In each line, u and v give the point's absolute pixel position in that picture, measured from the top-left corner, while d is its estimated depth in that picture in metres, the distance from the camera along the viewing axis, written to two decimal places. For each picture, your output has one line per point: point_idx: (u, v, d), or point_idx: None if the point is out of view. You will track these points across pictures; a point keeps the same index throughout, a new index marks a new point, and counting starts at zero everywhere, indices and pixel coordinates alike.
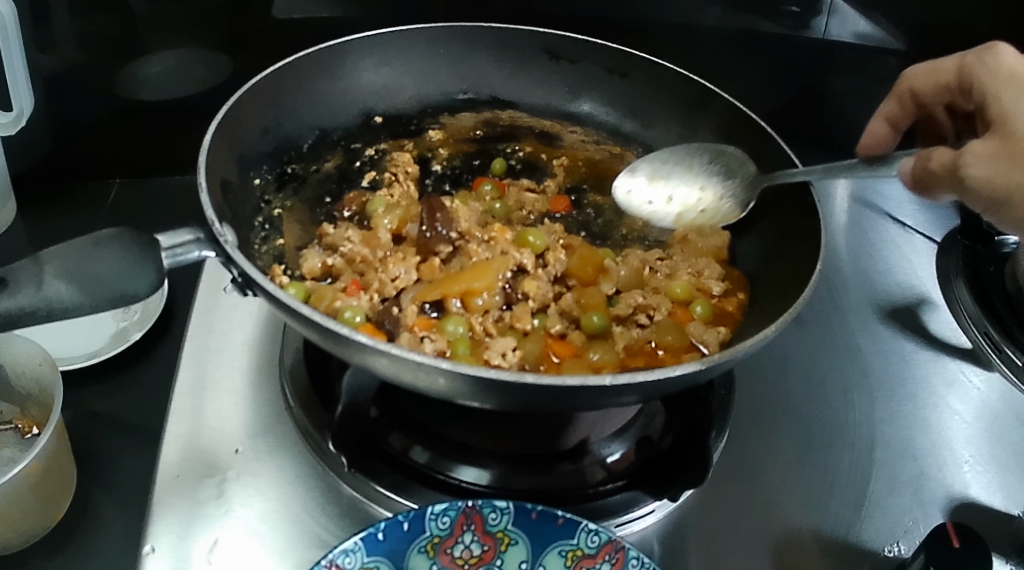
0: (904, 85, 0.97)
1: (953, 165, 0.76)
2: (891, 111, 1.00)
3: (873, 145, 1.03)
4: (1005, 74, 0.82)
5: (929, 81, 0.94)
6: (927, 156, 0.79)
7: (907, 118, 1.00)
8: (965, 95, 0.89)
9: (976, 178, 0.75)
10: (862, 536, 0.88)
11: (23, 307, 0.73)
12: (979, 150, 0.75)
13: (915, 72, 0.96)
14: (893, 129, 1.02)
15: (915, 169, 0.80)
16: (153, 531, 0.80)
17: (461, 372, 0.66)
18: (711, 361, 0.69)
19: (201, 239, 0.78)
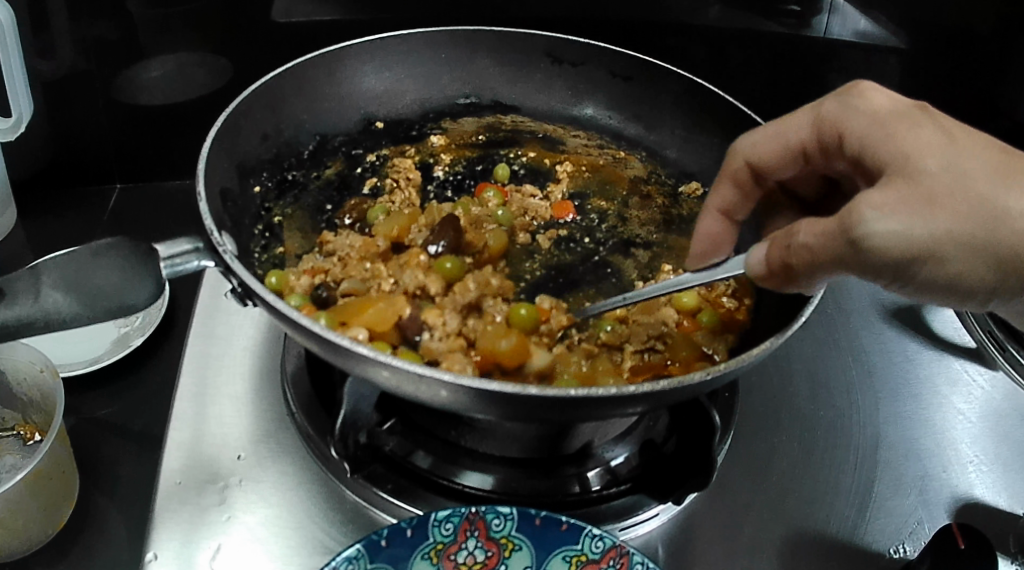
0: (737, 162, 0.82)
1: (844, 228, 0.63)
2: (726, 199, 0.85)
3: (711, 247, 0.87)
4: (885, 114, 0.69)
5: (770, 150, 0.79)
6: (796, 233, 0.67)
7: (743, 205, 0.85)
8: (825, 156, 0.76)
9: (880, 236, 0.61)
10: (867, 538, 0.88)
11: (21, 318, 0.72)
12: (877, 202, 0.62)
13: (752, 142, 0.80)
14: (729, 221, 0.86)
15: (784, 252, 0.68)
16: (155, 538, 0.80)
17: (463, 385, 0.65)
18: (717, 372, 0.69)
19: (201, 249, 0.76)
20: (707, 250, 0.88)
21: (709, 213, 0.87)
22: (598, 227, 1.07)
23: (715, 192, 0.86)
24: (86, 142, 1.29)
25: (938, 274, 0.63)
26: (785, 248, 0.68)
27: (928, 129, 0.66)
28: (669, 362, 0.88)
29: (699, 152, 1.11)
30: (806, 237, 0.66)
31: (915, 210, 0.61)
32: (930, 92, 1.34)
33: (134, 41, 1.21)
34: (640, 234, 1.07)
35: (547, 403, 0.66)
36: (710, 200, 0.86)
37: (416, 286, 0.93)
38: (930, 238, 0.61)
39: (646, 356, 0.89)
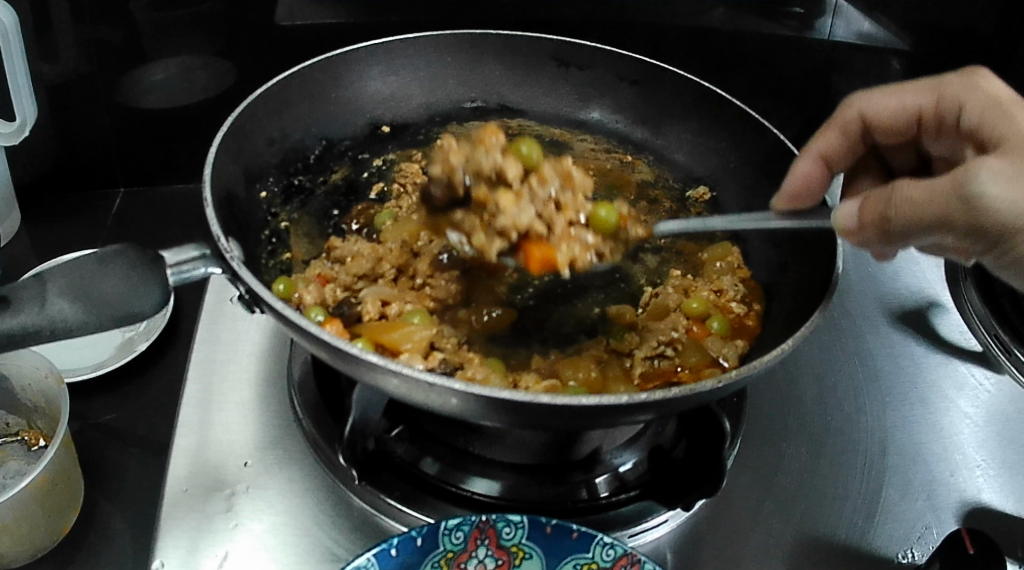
0: (851, 111, 0.86)
1: (958, 185, 0.65)
2: (829, 144, 0.88)
3: (805, 189, 0.87)
4: (1004, 99, 0.74)
5: (889, 106, 0.84)
6: (899, 190, 0.69)
7: (842, 158, 0.89)
8: (938, 127, 0.81)
9: (994, 197, 0.64)
10: (876, 544, 0.87)
11: (25, 326, 0.70)
12: (993, 169, 0.64)
13: (870, 97, 0.85)
14: (826, 171, 0.88)
15: (881, 206, 0.70)
16: (162, 546, 0.79)
17: (473, 393, 0.65)
18: (728, 379, 0.69)
19: (207, 256, 0.78)
20: (801, 191, 0.87)
21: (807, 157, 0.88)
22: None
23: (820, 137, 0.89)
24: (90, 145, 1.28)
25: None
26: (882, 205, 0.70)
27: None
28: (680, 368, 0.87)
29: (707, 155, 1.11)
30: (912, 193, 0.68)
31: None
32: None
33: (138, 45, 1.21)
34: (650, 237, 1.05)
35: (558, 411, 0.66)
36: (813, 145, 0.89)
37: (493, 166, 0.93)
38: None
39: (656, 362, 0.88)
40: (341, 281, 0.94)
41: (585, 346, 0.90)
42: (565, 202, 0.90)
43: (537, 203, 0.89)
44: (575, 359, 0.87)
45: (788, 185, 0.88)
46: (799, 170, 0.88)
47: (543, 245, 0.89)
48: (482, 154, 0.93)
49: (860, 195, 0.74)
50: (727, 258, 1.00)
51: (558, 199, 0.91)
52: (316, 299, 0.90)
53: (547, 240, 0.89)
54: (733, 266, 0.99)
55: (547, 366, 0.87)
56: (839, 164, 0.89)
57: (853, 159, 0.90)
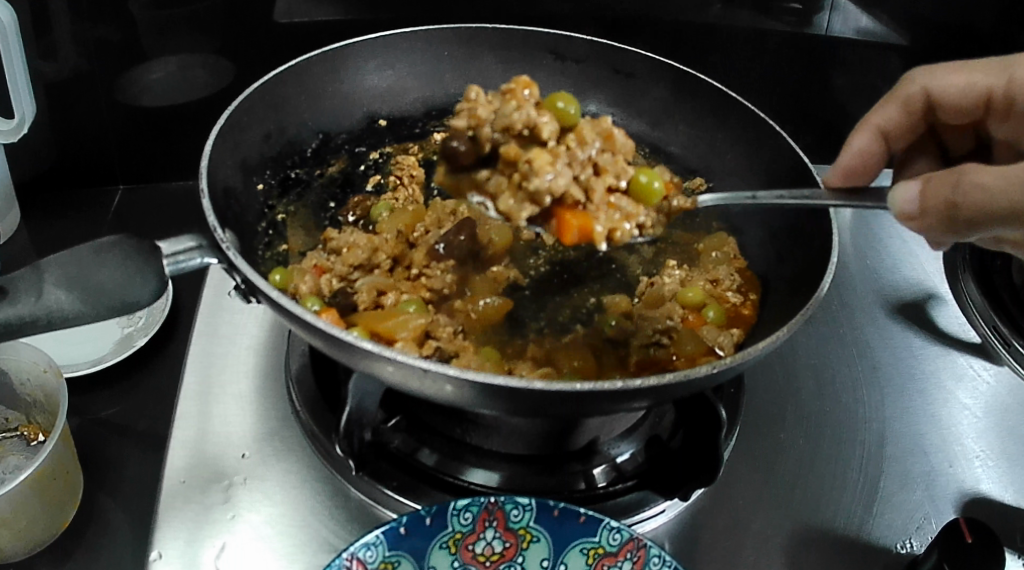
0: (915, 86, 0.88)
1: (1007, 185, 0.64)
2: (891, 119, 0.91)
3: (861, 165, 0.93)
4: None
5: (956, 86, 0.86)
6: (965, 175, 0.67)
7: (902, 133, 0.93)
8: (1006, 109, 0.85)
9: None
10: (874, 533, 0.87)
11: (23, 316, 0.71)
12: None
13: (937, 73, 0.88)
14: (884, 144, 0.93)
15: (949, 190, 0.68)
16: (160, 537, 0.80)
17: (468, 380, 0.65)
18: (723, 365, 0.69)
19: (203, 246, 0.76)
20: (852, 165, 0.94)
21: (866, 129, 0.93)
22: None
23: (881, 108, 0.92)
24: (89, 143, 1.29)
25: None
26: (949, 190, 0.68)
27: None
28: (675, 357, 0.87)
29: (704, 148, 1.11)
30: (987, 179, 0.65)
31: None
32: None
33: (137, 44, 1.21)
34: None
35: (553, 399, 0.66)
36: (873, 117, 0.93)
37: (526, 121, 0.84)
38: None
39: (652, 350, 0.87)
40: (337, 271, 0.94)
41: (581, 334, 0.90)
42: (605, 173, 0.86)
43: (575, 167, 0.84)
44: (570, 348, 0.87)
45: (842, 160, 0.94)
46: (853, 148, 0.93)
47: (578, 213, 0.84)
48: (515, 109, 0.84)
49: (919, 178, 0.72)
50: (724, 247, 1.01)
51: (598, 161, 0.86)
52: (313, 289, 0.91)
53: (584, 208, 0.84)
54: (729, 256, 1.00)
55: (544, 354, 0.87)
56: (895, 138, 0.93)
57: (912, 135, 0.93)
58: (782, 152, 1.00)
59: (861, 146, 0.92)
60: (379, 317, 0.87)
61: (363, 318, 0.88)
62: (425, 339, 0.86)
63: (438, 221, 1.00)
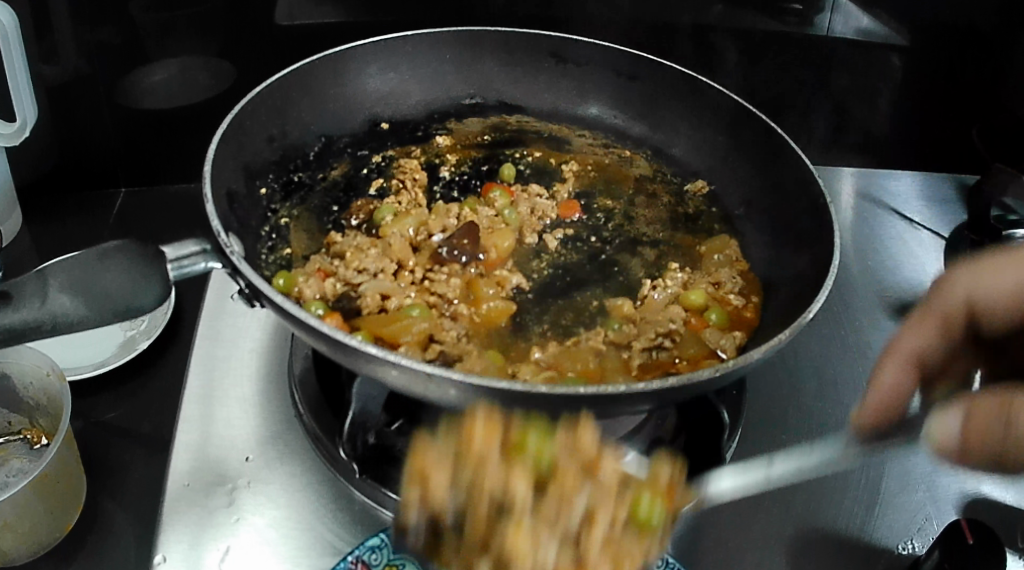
0: (954, 298, 0.74)
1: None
2: (927, 344, 0.75)
3: (892, 402, 0.73)
4: None
5: (1003, 287, 0.73)
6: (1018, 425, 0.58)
7: (937, 344, 0.76)
8: None
9: None
10: (876, 534, 0.87)
11: (27, 321, 0.71)
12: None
13: (975, 279, 0.74)
14: (915, 379, 0.74)
15: (998, 428, 0.58)
16: (164, 540, 0.80)
17: (473, 384, 0.66)
18: (726, 368, 0.70)
19: (207, 250, 0.77)
20: (885, 405, 0.73)
21: (892, 360, 0.75)
22: (605, 226, 1.06)
23: (907, 334, 0.76)
24: (90, 145, 1.29)
25: None
26: (999, 430, 0.58)
27: None
28: (677, 360, 0.88)
29: (706, 150, 1.11)
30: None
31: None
32: (933, 88, 1.34)
33: (138, 46, 1.21)
34: (647, 232, 1.05)
35: (557, 401, 0.66)
36: (897, 344, 0.76)
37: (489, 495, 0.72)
38: None
39: (655, 353, 0.88)
40: (340, 275, 0.93)
41: (585, 337, 0.90)
42: (599, 517, 0.73)
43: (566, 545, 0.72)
44: (574, 350, 0.87)
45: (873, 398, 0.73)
46: (882, 383, 0.73)
47: None
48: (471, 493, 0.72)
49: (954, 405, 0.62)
50: (725, 250, 1.01)
51: (590, 508, 0.73)
52: (316, 293, 0.90)
53: None
54: (731, 258, 1.00)
55: (549, 357, 0.86)
56: (928, 368, 0.76)
57: (943, 356, 0.77)
58: (784, 154, 1.01)
59: (895, 381, 0.73)
60: (383, 320, 0.88)
61: (368, 322, 0.88)
62: (430, 343, 0.86)
63: (440, 225, 1.01)
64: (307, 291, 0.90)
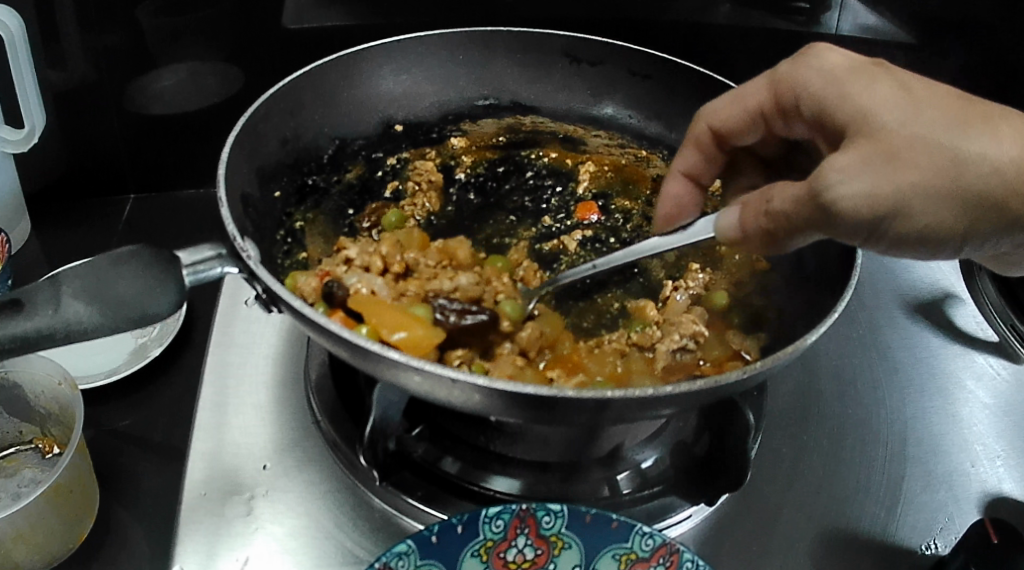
0: (700, 125, 0.87)
1: (815, 191, 0.62)
2: (789, 201, 0.64)
3: (678, 210, 0.95)
4: (842, 73, 0.70)
5: (727, 115, 0.83)
6: (771, 199, 0.66)
7: (707, 169, 0.92)
8: (785, 117, 0.78)
9: (851, 195, 0.60)
10: (899, 535, 0.86)
11: (40, 329, 0.68)
12: (841, 165, 0.62)
13: (713, 110, 0.85)
14: (699, 182, 0.93)
15: (892, 122, 0.63)
16: (179, 551, 0.79)
17: (498, 389, 0.64)
18: (754, 370, 0.68)
19: (222, 255, 0.75)
20: (673, 212, 0.96)
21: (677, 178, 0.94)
22: (623, 227, 1.07)
23: (682, 156, 0.92)
24: (98, 152, 1.28)
25: (909, 229, 0.62)
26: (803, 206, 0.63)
27: (883, 85, 0.67)
28: (702, 362, 0.87)
29: None
30: (854, 192, 0.60)
31: (919, 182, 0.61)
32: None
33: (144, 51, 1.20)
34: None
35: (585, 406, 0.65)
36: (677, 164, 0.92)
37: None
38: (896, 193, 0.61)
39: (679, 356, 0.87)
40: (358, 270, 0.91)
41: (607, 339, 0.90)
42: None
43: None
44: (597, 355, 0.87)
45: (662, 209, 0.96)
46: (670, 195, 0.95)
47: None
48: None
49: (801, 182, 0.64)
50: (748, 250, 0.99)
51: None
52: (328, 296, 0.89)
53: None
54: (751, 258, 0.99)
55: (570, 362, 0.87)
56: (706, 179, 0.93)
57: (719, 169, 0.92)
58: None
59: (677, 192, 0.94)
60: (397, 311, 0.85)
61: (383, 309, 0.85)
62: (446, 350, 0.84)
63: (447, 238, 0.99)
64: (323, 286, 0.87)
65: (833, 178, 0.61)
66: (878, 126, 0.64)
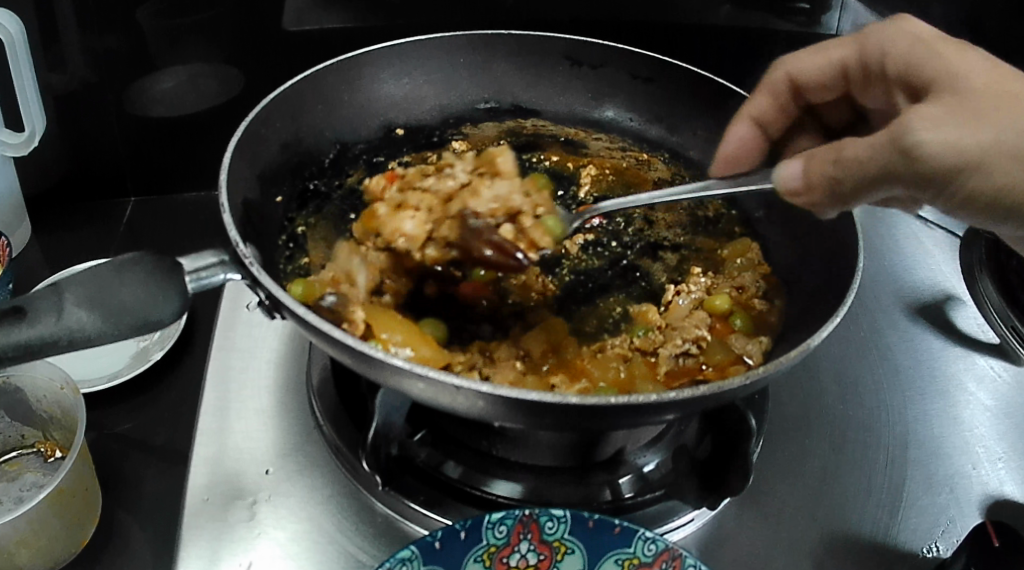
0: (781, 73, 0.92)
1: (896, 139, 0.65)
2: (865, 151, 0.68)
3: (739, 153, 0.97)
4: (929, 38, 0.75)
5: (813, 66, 0.88)
6: (843, 150, 0.70)
7: (777, 121, 0.95)
8: (863, 76, 0.85)
9: (933, 145, 0.64)
10: (900, 538, 0.87)
11: (43, 336, 0.68)
12: (926, 117, 0.65)
13: (798, 58, 0.90)
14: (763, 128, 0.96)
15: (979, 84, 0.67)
16: (183, 556, 0.79)
17: (501, 396, 0.64)
18: (756, 375, 0.68)
19: (225, 261, 0.75)
20: (736, 155, 0.97)
21: (742, 120, 0.96)
22: (626, 230, 1.05)
23: (755, 99, 0.95)
24: (98, 155, 1.28)
25: (983, 186, 0.66)
26: (882, 154, 0.66)
27: (972, 53, 0.70)
28: (704, 366, 0.87)
29: None
30: (936, 141, 0.64)
31: (999, 138, 0.64)
32: None
33: (144, 53, 1.20)
34: (668, 236, 1.05)
35: (588, 413, 0.65)
36: (748, 107, 0.95)
37: None
38: (977, 146, 0.64)
39: (681, 360, 0.88)
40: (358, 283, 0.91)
41: (609, 343, 0.90)
42: None
43: None
44: (600, 360, 0.87)
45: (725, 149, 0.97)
46: (736, 135, 0.96)
47: None
48: None
49: (880, 133, 0.67)
50: (748, 254, 1.00)
51: None
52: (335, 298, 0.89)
53: None
54: (753, 262, 0.98)
55: (573, 366, 0.87)
56: (771, 130, 0.96)
57: (785, 126, 0.97)
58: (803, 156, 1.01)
59: (742, 132, 0.96)
60: (398, 323, 0.85)
61: (384, 322, 0.85)
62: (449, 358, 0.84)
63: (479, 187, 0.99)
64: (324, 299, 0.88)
65: (917, 126, 0.65)
66: (963, 90, 0.67)
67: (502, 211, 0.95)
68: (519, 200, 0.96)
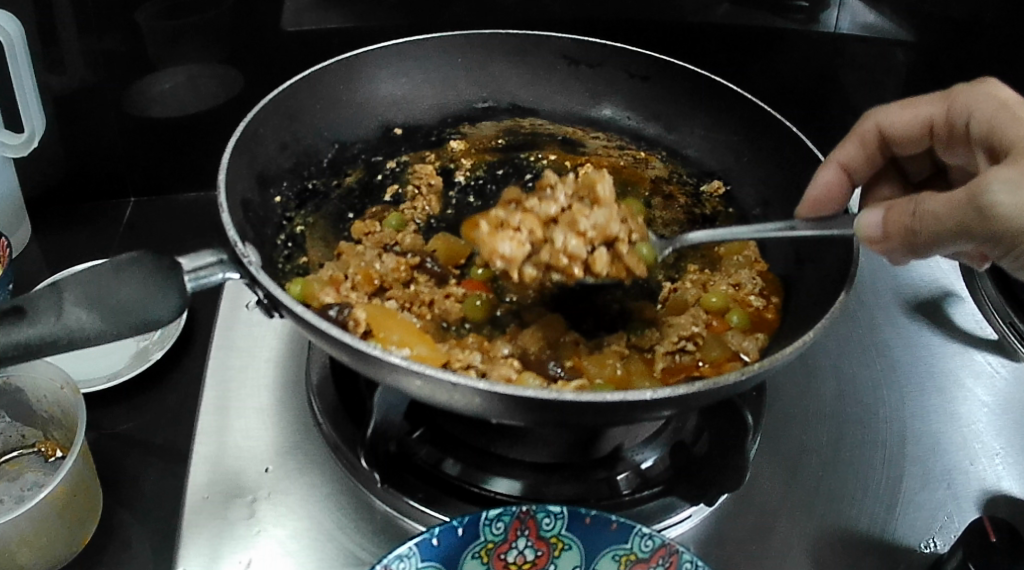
0: (870, 122, 0.87)
1: (973, 197, 0.63)
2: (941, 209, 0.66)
3: (826, 197, 0.90)
4: (1012, 102, 0.73)
5: (902, 120, 0.84)
6: (923, 202, 0.68)
7: (864, 167, 0.91)
8: (949, 136, 0.81)
9: (1010, 205, 0.61)
10: (898, 533, 0.87)
11: (42, 336, 0.68)
12: (1004, 176, 0.62)
13: (886, 111, 0.86)
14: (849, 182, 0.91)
15: None
16: (183, 554, 0.79)
17: (498, 393, 0.65)
18: (751, 371, 0.68)
19: (224, 260, 0.76)
20: (821, 198, 0.90)
21: (830, 168, 0.91)
22: None
23: (842, 147, 0.91)
24: (98, 155, 1.28)
25: None
26: (957, 211, 0.65)
27: None
28: (700, 363, 0.87)
29: (722, 150, 1.11)
30: (1010, 204, 0.61)
31: None
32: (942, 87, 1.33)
33: (143, 54, 1.20)
34: (665, 234, 1.06)
35: (585, 409, 0.66)
36: (835, 155, 0.91)
37: None
38: None
39: (677, 357, 0.88)
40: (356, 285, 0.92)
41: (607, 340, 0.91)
42: None
43: None
44: (597, 357, 0.87)
45: (812, 196, 0.90)
46: (824, 181, 0.90)
47: None
48: None
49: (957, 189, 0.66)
50: (745, 251, 1.00)
51: None
52: (336, 301, 0.88)
53: None
54: (750, 259, 0.99)
55: (570, 363, 0.87)
56: (857, 175, 0.91)
57: (872, 171, 0.92)
58: (801, 153, 1.02)
59: (830, 180, 0.90)
60: (393, 325, 0.86)
61: (381, 322, 0.86)
62: (445, 355, 0.84)
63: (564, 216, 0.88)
64: (325, 297, 0.88)
65: (993, 186, 0.62)
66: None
67: (599, 239, 0.87)
68: (618, 227, 0.87)
